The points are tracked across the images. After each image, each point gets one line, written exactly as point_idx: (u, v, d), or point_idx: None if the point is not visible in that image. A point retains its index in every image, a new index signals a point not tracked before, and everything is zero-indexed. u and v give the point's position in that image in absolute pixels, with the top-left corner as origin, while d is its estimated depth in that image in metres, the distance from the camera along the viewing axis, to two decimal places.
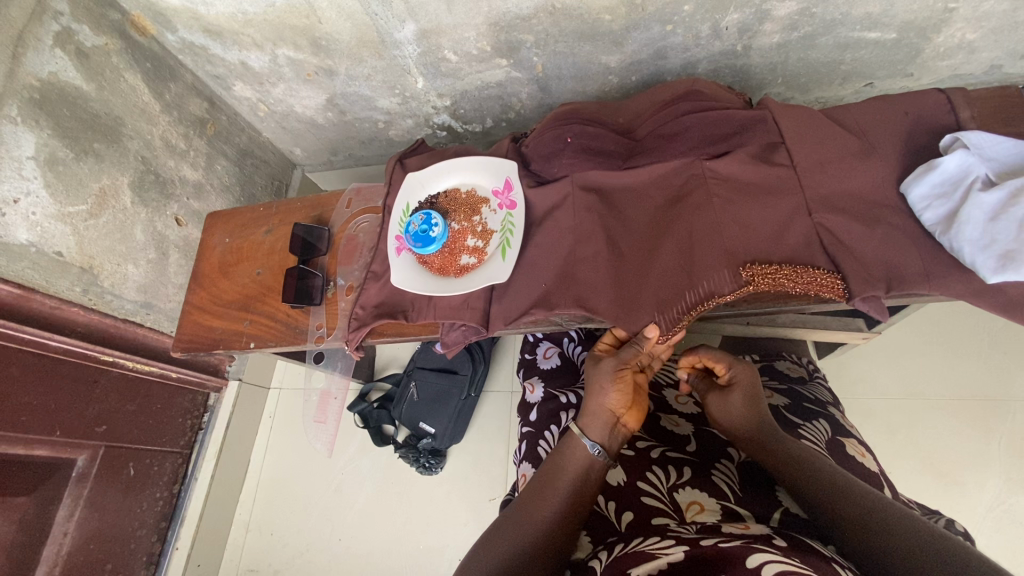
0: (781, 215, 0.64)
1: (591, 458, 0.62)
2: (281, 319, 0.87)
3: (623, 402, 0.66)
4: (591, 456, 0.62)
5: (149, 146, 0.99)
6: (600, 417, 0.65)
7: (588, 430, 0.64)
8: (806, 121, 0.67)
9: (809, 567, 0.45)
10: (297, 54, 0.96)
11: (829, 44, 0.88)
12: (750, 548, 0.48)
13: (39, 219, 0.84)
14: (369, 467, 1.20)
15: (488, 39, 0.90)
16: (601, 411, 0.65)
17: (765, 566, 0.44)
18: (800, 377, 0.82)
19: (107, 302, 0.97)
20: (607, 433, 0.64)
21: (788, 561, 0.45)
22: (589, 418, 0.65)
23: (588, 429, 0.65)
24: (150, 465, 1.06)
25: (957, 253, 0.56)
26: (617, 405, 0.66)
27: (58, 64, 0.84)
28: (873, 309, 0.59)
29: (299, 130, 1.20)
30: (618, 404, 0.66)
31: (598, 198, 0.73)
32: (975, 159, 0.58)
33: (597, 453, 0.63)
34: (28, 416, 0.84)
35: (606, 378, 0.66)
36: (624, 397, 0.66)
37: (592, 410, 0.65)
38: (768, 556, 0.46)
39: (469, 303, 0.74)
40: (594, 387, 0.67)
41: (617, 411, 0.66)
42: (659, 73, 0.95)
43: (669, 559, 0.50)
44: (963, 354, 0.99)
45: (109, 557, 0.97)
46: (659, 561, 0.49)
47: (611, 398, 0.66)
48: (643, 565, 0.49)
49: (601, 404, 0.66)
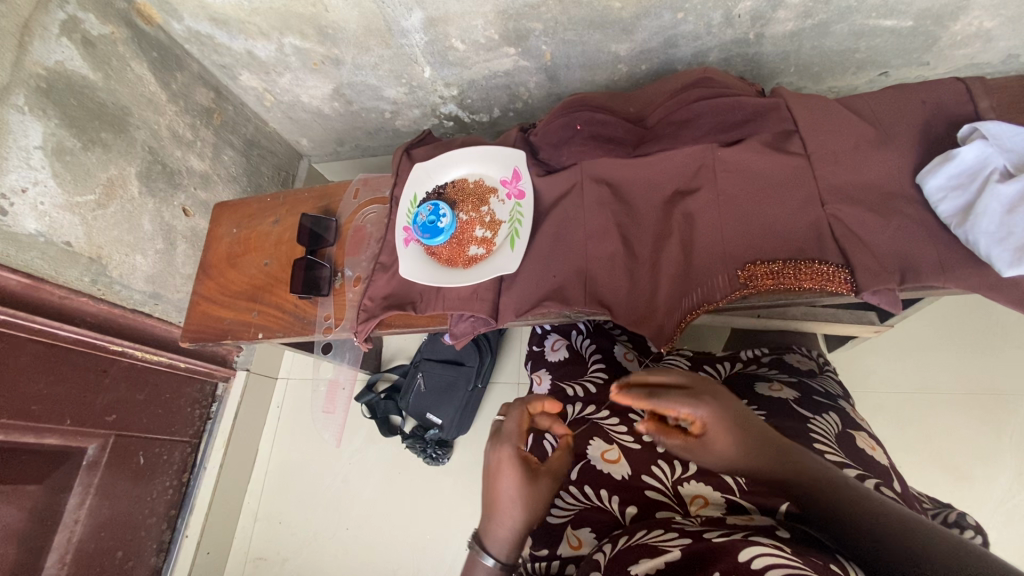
0: (793, 205, 0.63)
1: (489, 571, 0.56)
2: (289, 310, 0.87)
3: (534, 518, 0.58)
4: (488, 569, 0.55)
5: (156, 136, 0.98)
6: (512, 535, 0.55)
7: (495, 546, 0.56)
8: (822, 109, 0.65)
9: (802, 556, 0.44)
10: (303, 43, 0.95)
11: (844, 32, 0.86)
12: (747, 541, 0.47)
13: (47, 209, 0.84)
14: (377, 456, 1.20)
15: (496, 27, 0.89)
16: (515, 531, 0.55)
17: (756, 558, 0.43)
18: (809, 371, 0.82)
19: (116, 292, 0.98)
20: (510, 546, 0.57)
21: (782, 553, 0.44)
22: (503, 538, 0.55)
23: (495, 544, 0.56)
24: (159, 454, 1.07)
25: (972, 246, 0.55)
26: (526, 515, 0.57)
27: (64, 52, 0.83)
28: (883, 302, 0.58)
29: (305, 121, 1.19)
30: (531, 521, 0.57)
31: (610, 191, 0.71)
32: (993, 149, 0.57)
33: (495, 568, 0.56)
34: (39, 405, 0.84)
35: (532, 499, 0.55)
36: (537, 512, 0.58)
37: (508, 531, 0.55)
38: (764, 549, 0.45)
39: (478, 294, 0.74)
40: (511, 506, 0.55)
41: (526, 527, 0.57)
42: (670, 62, 0.94)
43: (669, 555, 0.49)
44: (975, 348, 0.98)
45: (119, 544, 0.98)
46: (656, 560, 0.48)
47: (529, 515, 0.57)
48: (642, 563, 0.49)
49: (518, 524, 0.55)
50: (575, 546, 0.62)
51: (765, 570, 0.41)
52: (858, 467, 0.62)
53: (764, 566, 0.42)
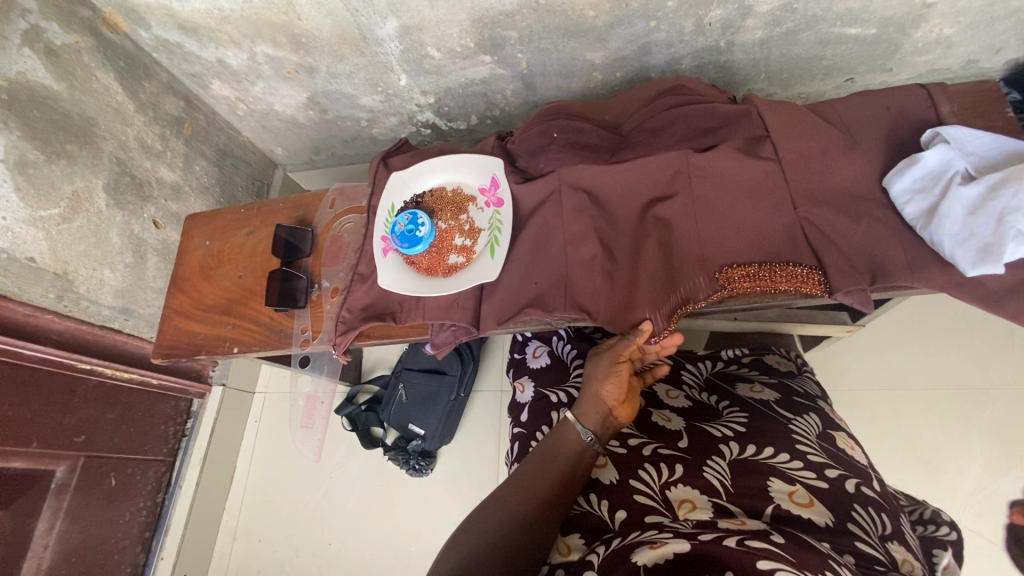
0: (766, 210, 0.64)
1: (582, 444, 0.64)
2: (264, 322, 0.86)
3: (618, 393, 0.67)
4: (583, 443, 0.64)
5: (124, 147, 0.96)
6: (595, 407, 0.66)
7: (582, 419, 0.66)
8: (790, 115, 0.67)
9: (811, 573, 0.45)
10: (276, 51, 0.94)
11: (811, 40, 0.88)
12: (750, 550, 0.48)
13: (9, 224, 0.81)
14: (359, 468, 1.18)
15: (472, 35, 0.89)
16: (595, 402, 0.66)
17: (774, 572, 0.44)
18: (789, 371, 0.83)
19: (83, 308, 0.94)
20: (600, 423, 0.66)
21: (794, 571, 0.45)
22: (584, 407, 0.67)
23: (582, 419, 0.66)
24: (132, 474, 1.03)
25: (937, 246, 0.57)
26: (612, 397, 0.67)
27: (26, 62, 0.81)
28: (856, 301, 0.59)
29: (280, 129, 1.18)
30: (613, 396, 0.67)
31: (588, 197, 0.72)
32: (955, 154, 0.59)
33: (587, 439, 0.64)
34: (3, 428, 0.81)
35: (602, 369, 0.67)
36: (619, 388, 0.67)
37: (588, 399, 0.67)
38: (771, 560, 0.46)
39: (459, 303, 0.74)
40: (591, 375, 0.68)
41: (612, 402, 0.67)
42: (644, 69, 0.95)
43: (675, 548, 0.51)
44: (944, 344, 1.00)
45: (91, 570, 0.95)
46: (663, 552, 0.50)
47: (607, 389, 0.67)
48: (645, 554, 0.51)
49: (596, 394, 0.67)
50: (564, 552, 0.62)
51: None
52: (839, 468, 0.64)
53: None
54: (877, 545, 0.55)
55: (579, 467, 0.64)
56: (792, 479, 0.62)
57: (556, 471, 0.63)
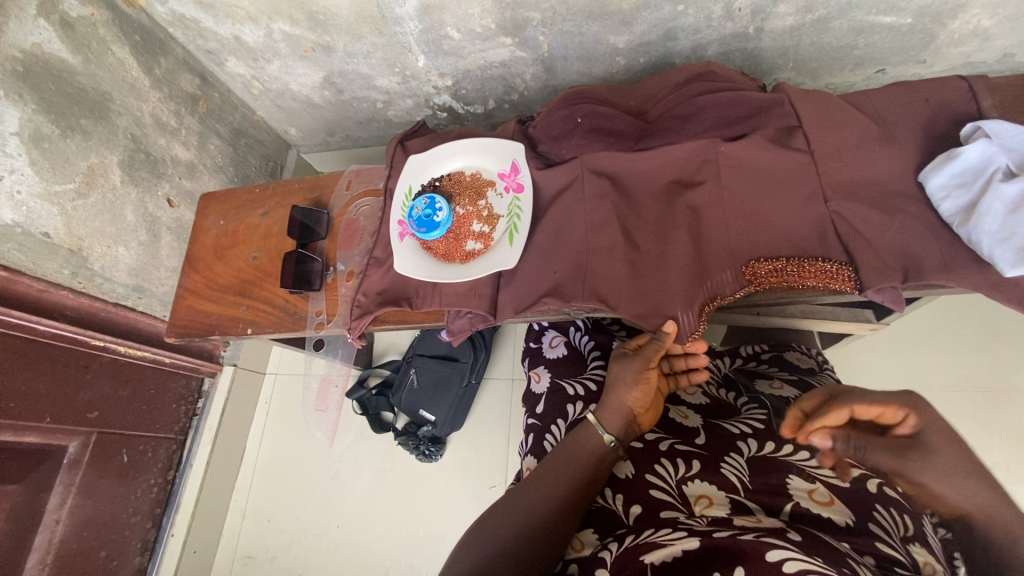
0: (795, 203, 0.63)
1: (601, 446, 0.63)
2: (279, 304, 0.85)
3: (644, 400, 0.66)
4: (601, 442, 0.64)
5: (139, 123, 0.95)
6: (619, 412, 0.65)
7: (605, 424, 0.65)
8: (825, 106, 0.65)
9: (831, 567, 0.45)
10: (293, 29, 0.92)
11: (843, 28, 0.86)
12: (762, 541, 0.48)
13: (23, 198, 0.80)
14: (368, 451, 1.19)
15: (493, 16, 0.87)
16: (621, 408, 0.65)
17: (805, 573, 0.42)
18: (810, 369, 0.81)
19: (97, 285, 0.94)
20: (622, 428, 0.65)
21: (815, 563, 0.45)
22: (608, 411, 0.66)
23: (605, 422, 0.65)
24: (144, 452, 1.04)
25: (974, 245, 0.55)
26: (638, 404, 0.66)
27: (42, 34, 0.80)
28: (887, 300, 0.58)
29: (295, 109, 1.16)
30: (639, 403, 0.65)
31: (611, 184, 0.70)
32: (997, 149, 0.56)
33: (608, 443, 0.64)
34: (17, 402, 0.81)
35: (630, 376, 0.66)
36: (645, 395, 0.65)
37: (613, 404, 0.66)
38: (780, 550, 0.46)
39: (476, 290, 0.72)
40: (619, 380, 0.66)
41: (637, 409, 0.66)
42: (668, 55, 0.93)
43: (685, 546, 0.50)
44: (967, 346, 0.99)
45: (103, 544, 0.96)
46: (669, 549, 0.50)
47: (633, 396, 0.65)
48: (656, 552, 0.51)
49: (623, 400, 0.65)
50: (578, 548, 0.61)
51: (798, 572, 0.43)
52: None
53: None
54: None
55: (595, 460, 0.63)
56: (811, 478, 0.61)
57: (573, 465, 0.63)
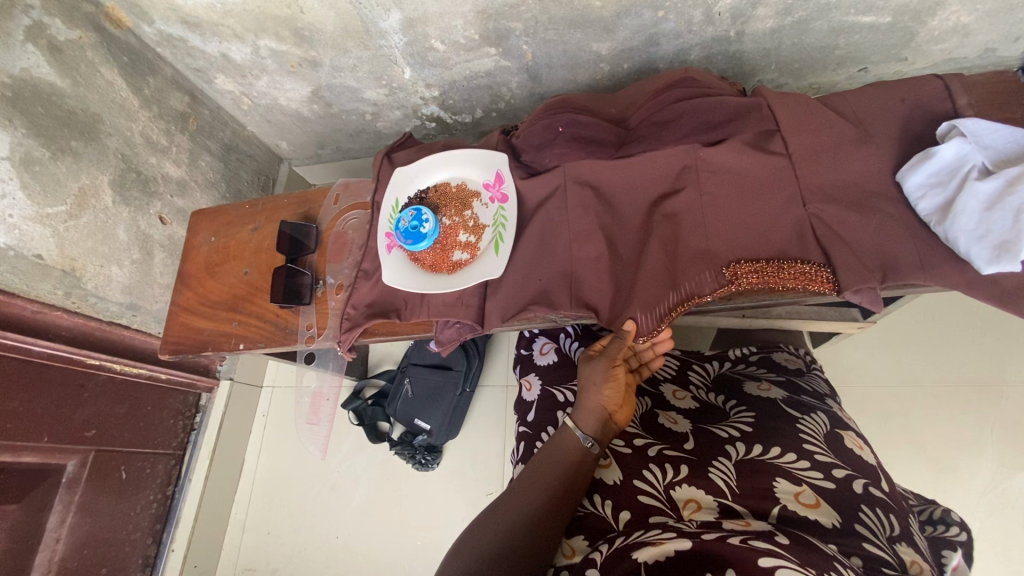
0: (774, 205, 0.63)
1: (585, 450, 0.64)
2: (270, 319, 0.86)
3: (617, 397, 0.67)
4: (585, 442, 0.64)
5: (130, 143, 0.96)
6: (593, 412, 0.66)
7: (581, 426, 0.65)
8: (802, 108, 0.65)
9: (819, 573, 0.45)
10: (280, 45, 0.93)
11: (823, 29, 0.86)
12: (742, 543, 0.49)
13: (16, 221, 0.81)
14: (366, 461, 1.19)
15: (476, 27, 0.87)
16: (594, 409, 0.66)
17: None
18: (797, 369, 0.83)
19: (91, 305, 0.95)
20: (599, 428, 0.65)
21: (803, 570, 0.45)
22: (583, 413, 0.66)
23: (581, 424, 0.66)
24: (142, 468, 1.04)
25: (952, 243, 0.55)
26: (610, 402, 0.66)
27: (30, 59, 0.81)
28: (866, 301, 0.59)
29: (285, 124, 1.17)
30: (612, 401, 0.66)
31: (593, 192, 0.70)
32: (972, 147, 0.57)
33: (587, 444, 0.64)
34: (15, 423, 0.82)
35: (599, 376, 0.67)
36: (616, 392, 0.67)
37: (586, 406, 0.66)
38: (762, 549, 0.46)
39: (463, 300, 0.73)
40: (588, 382, 0.67)
41: (611, 407, 0.66)
42: (652, 60, 0.93)
43: (675, 546, 0.51)
44: (956, 341, 0.99)
45: (103, 561, 0.96)
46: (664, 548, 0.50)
47: (605, 394, 0.67)
48: (646, 549, 0.52)
49: (595, 401, 0.66)
50: (568, 555, 0.61)
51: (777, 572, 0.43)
52: (846, 468, 0.64)
53: None
54: (885, 546, 0.55)
55: (584, 467, 0.64)
56: (797, 480, 0.61)
57: (560, 470, 0.63)
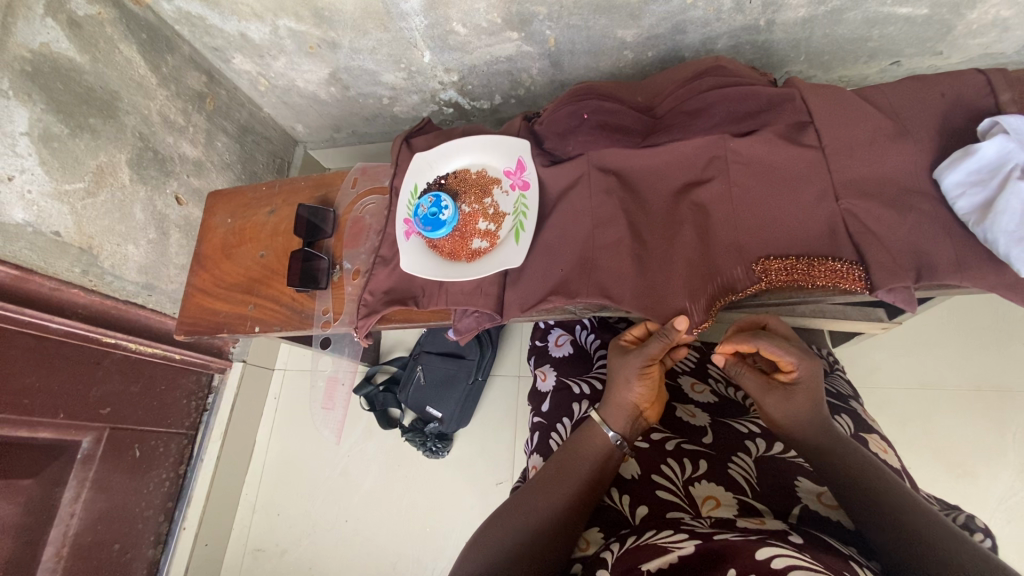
0: (805, 201, 0.62)
1: (606, 442, 0.63)
2: (286, 302, 0.85)
3: (648, 395, 0.64)
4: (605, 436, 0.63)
5: (148, 122, 0.95)
6: (624, 410, 0.64)
7: (610, 422, 0.64)
8: (837, 99, 0.63)
9: (822, 562, 0.45)
10: (299, 25, 0.92)
11: (857, 19, 0.84)
12: (755, 540, 0.48)
13: (34, 197, 0.81)
14: (376, 448, 1.19)
15: (499, 11, 0.85)
16: (625, 404, 0.64)
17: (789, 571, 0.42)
18: (819, 370, 0.81)
19: (108, 283, 0.95)
20: (628, 425, 0.64)
21: (802, 557, 0.45)
22: (612, 408, 0.64)
23: (609, 420, 0.64)
24: (155, 447, 1.06)
25: (991, 245, 0.53)
26: (641, 399, 0.64)
27: (49, 34, 0.80)
28: (899, 300, 0.57)
29: (301, 106, 1.16)
30: (643, 399, 0.64)
31: (617, 181, 0.69)
32: (1015, 145, 0.54)
33: (613, 442, 0.63)
34: (31, 398, 0.83)
35: (634, 373, 0.63)
36: (648, 390, 0.64)
37: (617, 402, 0.64)
38: (780, 550, 0.45)
39: (482, 289, 0.72)
40: (622, 378, 0.64)
41: (641, 404, 0.64)
42: (678, 48, 0.91)
43: (682, 552, 0.49)
44: (981, 345, 0.97)
45: (116, 537, 0.98)
46: (668, 555, 0.49)
47: (637, 391, 0.64)
48: (651, 561, 0.49)
49: (627, 397, 0.64)
50: (583, 547, 0.61)
51: (786, 570, 0.42)
52: None
53: (785, 567, 0.42)
54: None
55: (606, 472, 0.63)
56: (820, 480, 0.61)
57: (577, 462, 0.63)
